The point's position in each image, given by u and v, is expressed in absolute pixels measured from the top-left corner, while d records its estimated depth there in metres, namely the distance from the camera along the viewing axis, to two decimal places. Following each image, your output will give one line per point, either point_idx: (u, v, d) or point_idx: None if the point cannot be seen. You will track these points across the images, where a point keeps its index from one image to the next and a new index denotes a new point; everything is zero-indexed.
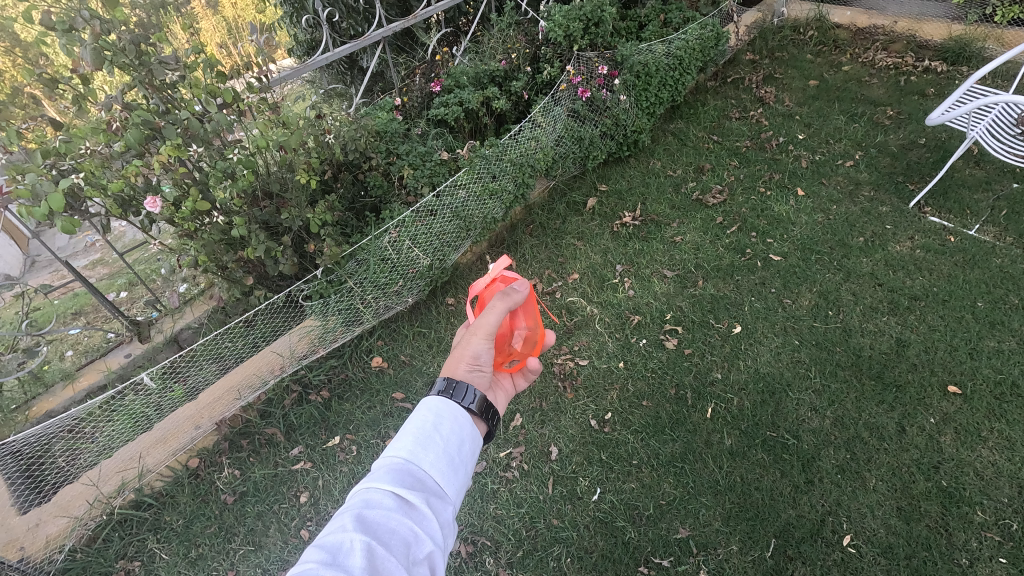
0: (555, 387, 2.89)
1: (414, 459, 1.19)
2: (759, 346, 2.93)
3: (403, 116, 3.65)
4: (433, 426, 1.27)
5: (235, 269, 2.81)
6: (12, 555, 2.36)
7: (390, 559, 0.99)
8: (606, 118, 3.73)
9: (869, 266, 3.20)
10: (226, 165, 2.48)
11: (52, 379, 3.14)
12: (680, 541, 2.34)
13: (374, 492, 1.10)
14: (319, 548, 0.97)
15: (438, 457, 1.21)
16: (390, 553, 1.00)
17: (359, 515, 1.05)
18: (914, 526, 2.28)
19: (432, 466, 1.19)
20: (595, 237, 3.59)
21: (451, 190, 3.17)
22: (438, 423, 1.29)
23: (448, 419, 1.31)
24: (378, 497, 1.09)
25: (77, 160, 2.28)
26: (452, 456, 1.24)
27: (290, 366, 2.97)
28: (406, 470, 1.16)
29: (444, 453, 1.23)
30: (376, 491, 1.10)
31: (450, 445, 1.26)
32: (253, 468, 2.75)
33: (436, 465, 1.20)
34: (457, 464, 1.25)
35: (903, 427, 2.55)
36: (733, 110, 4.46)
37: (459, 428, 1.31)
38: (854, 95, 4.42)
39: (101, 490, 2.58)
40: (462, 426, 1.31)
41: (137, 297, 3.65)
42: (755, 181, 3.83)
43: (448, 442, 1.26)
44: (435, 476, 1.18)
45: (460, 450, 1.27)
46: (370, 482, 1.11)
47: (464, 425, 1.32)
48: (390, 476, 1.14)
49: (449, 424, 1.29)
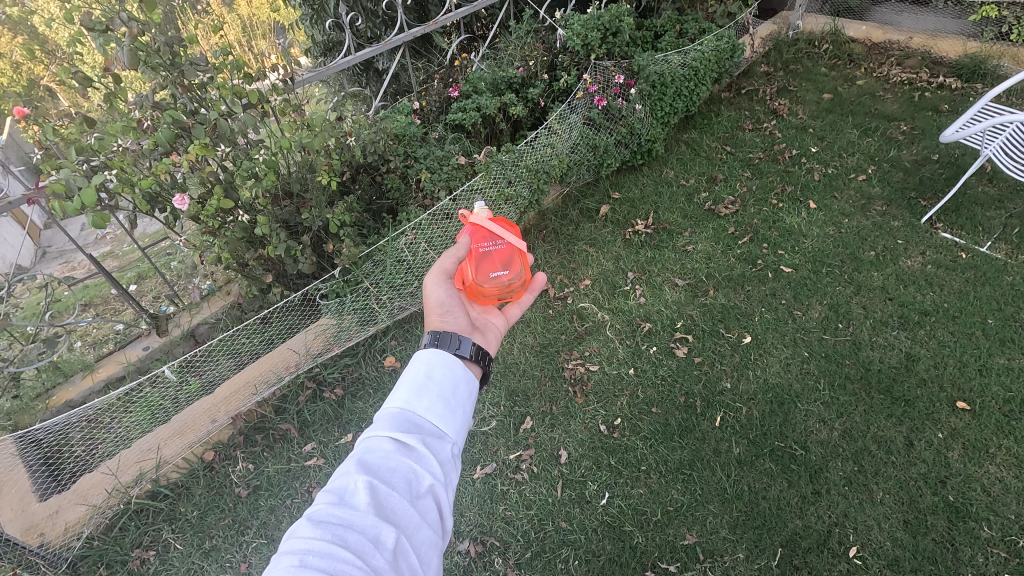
0: (566, 392, 2.92)
1: (409, 406, 1.23)
2: (768, 357, 2.95)
3: (421, 120, 3.71)
4: (425, 374, 1.31)
5: (255, 266, 2.88)
6: (33, 541, 2.40)
7: (392, 494, 1.05)
8: (621, 127, 3.78)
9: (880, 280, 3.22)
10: (250, 165, 2.53)
11: (71, 369, 3.20)
12: (686, 547, 2.36)
13: (374, 439, 1.15)
14: (327, 492, 1.04)
15: (433, 401, 1.25)
16: (393, 489, 1.06)
17: (362, 460, 1.10)
18: (921, 540, 2.30)
19: (428, 411, 1.23)
20: (608, 244, 3.63)
21: (468, 195, 3.21)
22: (429, 371, 1.32)
23: (440, 366, 1.34)
24: (378, 442, 1.14)
25: (109, 157, 2.34)
26: (447, 398, 1.28)
27: (305, 364, 3.04)
28: (403, 416, 1.21)
29: (439, 397, 1.27)
30: (376, 438, 1.15)
31: (444, 388, 1.29)
32: (267, 462, 2.80)
33: (432, 410, 1.24)
34: (454, 405, 1.28)
35: (911, 441, 2.57)
36: (747, 121, 4.49)
37: (452, 372, 1.35)
38: (868, 110, 4.45)
39: (119, 478, 2.63)
40: (454, 372, 1.34)
41: (155, 291, 3.72)
42: (767, 193, 3.86)
43: (441, 387, 1.29)
44: (431, 418, 1.22)
45: (455, 392, 1.31)
46: (369, 431, 1.17)
47: (455, 370, 1.35)
48: (389, 423, 1.19)
49: (441, 371, 1.33)
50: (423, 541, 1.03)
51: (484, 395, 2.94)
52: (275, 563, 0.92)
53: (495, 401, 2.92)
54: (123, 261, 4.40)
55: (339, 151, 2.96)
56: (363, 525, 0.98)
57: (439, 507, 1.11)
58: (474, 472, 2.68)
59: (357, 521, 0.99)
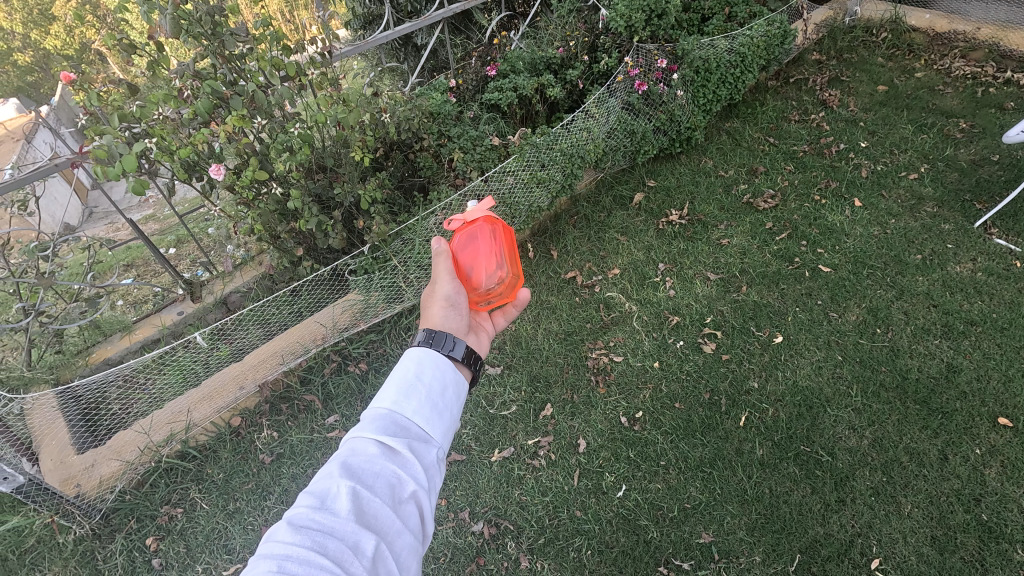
0: (588, 381, 2.90)
1: (397, 407, 1.21)
2: (800, 359, 2.86)
3: (457, 98, 3.66)
4: (414, 374, 1.29)
5: (287, 239, 2.91)
6: (70, 492, 2.50)
7: (375, 500, 1.04)
8: (661, 113, 3.67)
9: (925, 285, 3.08)
10: (285, 138, 2.53)
11: (110, 329, 3.32)
12: (702, 546, 2.34)
13: (359, 440, 1.14)
14: (309, 494, 1.02)
15: (421, 403, 1.24)
16: (376, 494, 1.05)
17: (345, 463, 1.09)
18: (948, 557, 2.22)
19: (415, 413, 1.22)
20: (640, 233, 3.56)
21: (500, 176, 3.17)
22: (420, 370, 1.31)
23: (430, 367, 1.33)
24: (363, 445, 1.12)
25: (150, 125, 2.37)
26: (435, 401, 1.27)
27: (331, 338, 3.10)
28: (389, 417, 1.19)
29: (428, 399, 1.26)
30: (361, 439, 1.14)
31: (432, 391, 1.28)
32: (290, 431, 2.86)
33: (419, 412, 1.22)
34: (441, 408, 1.27)
35: (945, 455, 2.47)
36: (793, 112, 4.31)
37: (441, 374, 1.33)
38: (925, 105, 4.21)
39: (151, 438, 2.73)
40: (443, 373, 1.34)
41: (192, 257, 3.80)
42: (810, 188, 3.71)
43: (430, 389, 1.28)
44: (419, 421, 1.21)
45: (443, 395, 1.29)
46: (354, 432, 1.15)
47: (444, 371, 1.34)
48: (375, 424, 1.17)
49: (431, 371, 1.32)
50: (403, 548, 1.02)
51: (506, 379, 2.94)
52: (252, 567, 0.89)
53: (516, 385, 2.92)
54: (163, 225, 4.55)
55: (373, 127, 2.95)
56: (344, 531, 0.97)
57: (420, 513, 1.10)
58: (492, 454, 2.70)
59: (338, 527, 0.97)
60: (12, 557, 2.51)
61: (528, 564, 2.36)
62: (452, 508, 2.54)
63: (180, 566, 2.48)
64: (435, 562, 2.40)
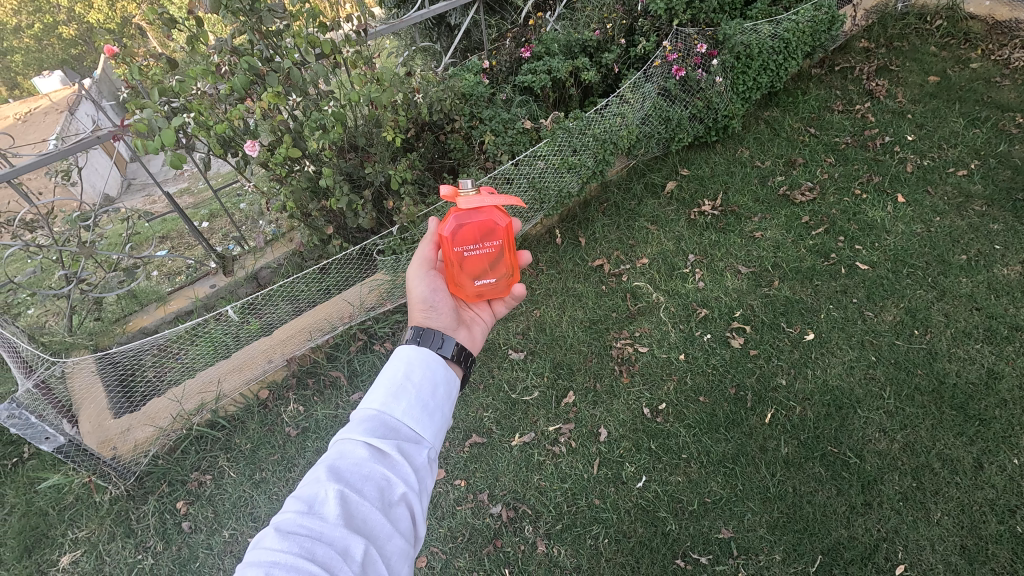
0: (611, 370, 2.88)
1: (387, 408, 1.26)
2: (831, 358, 2.79)
3: (490, 80, 3.62)
4: (404, 374, 1.34)
5: (318, 217, 2.94)
6: (107, 453, 2.61)
7: (363, 504, 1.07)
8: (698, 100, 3.58)
9: (969, 287, 2.96)
10: (319, 116, 2.52)
11: (146, 299, 3.41)
12: (720, 541, 2.32)
13: (348, 443, 1.17)
14: (297, 499, 1.04)
15: (410, 405, 1.29)
16: (365, 498, 1.08)
17: (333, 466, 1.12)
18: (977, 568, 2.16)
19: (405, 414, 1.26)
20: (670, 223, 3.49)
21: (531, 160, 3.13)
22: (409, 370, 1.36)
23: (419, 367, 1.38)
24: (352, 447, 1.16)
25: (188, 100, 2.39)
26: (426, 401, 1.32)
27: (358, 316, 3.13)
28: (379, 419, 1.23)
29: (418, 399, 1.31)
30: (350, 442, 1.17)
31: (422, 390, 1.33)
32: (316, 406, 2.92)
33: (409, 413, 1.27)
34: (431, 408, 1.32)
35: (980, 463, 2.39)
36: (837, 102, 4.15)
37: (431, 373, 1.38)
38: (980, 97, 4.00)
39: (183, 406, 2.83)
40: (433, 372, 1.39)
41: (224, 232, 3.88)
42: (850, 182, 3.59)
43: (420, 388, 1.33)
44: (408, 422, 1.26)
45: (433, 395, 1.34)
46: (344, 435, 1.18)
47: (435, 370, 1.39)
48: (364, 427, 1.21)
49: (420, 371, 1.37)
50: (393, 551, 1.05)
51: (528, 364, 2.95)
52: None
53: (540, 371, 2.92)
54: (197, 200, 4.65)
55: (406, 108, 2.94)
56: (333, 536, 0.99)
57: (411, 515, 1.13)
58: (512, 439, 2.71)
59: (326, 532, 0.99)
60: (52, 512, 2.64)
61: (545, 549, 2.37)
62: (471, 490, 2.57)
63: (208, 531, 2.57)
64: (453, 542, 2.43)
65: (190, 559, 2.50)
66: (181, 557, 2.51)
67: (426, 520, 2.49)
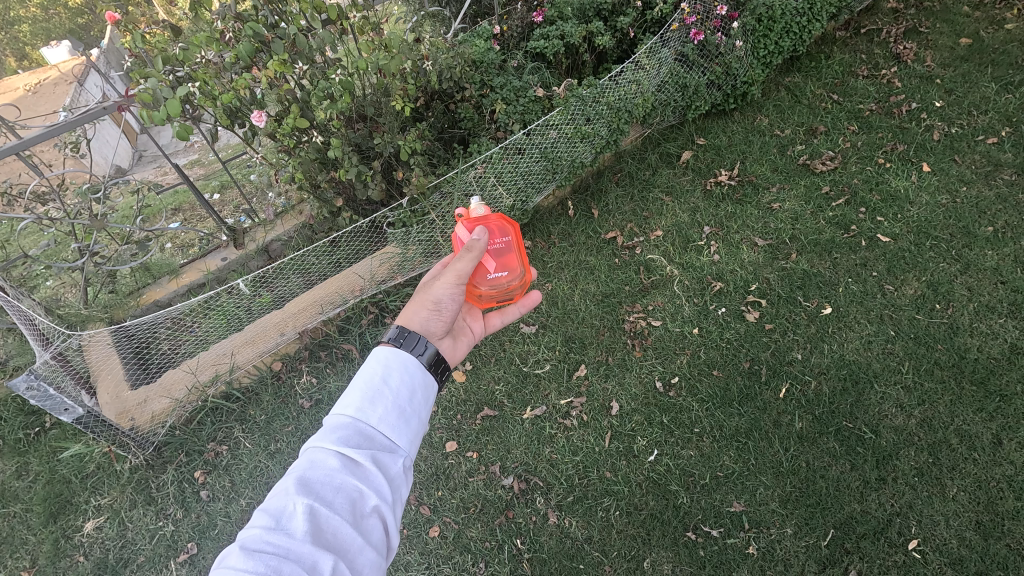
0: (624, 344, 2.85)
1: (361, 415, 1.29)
2: (848, 332, 2.74)
3: (501, 47, 3.52)
4: (381, 380, 1.37)
5: (327, 189, 2.89)
6: (125, 424, 2.66)
7: (333, 517, 1.11)
8: (717, 66, 3.45)
9: (994, 260, 2.87)
10: (327, 85, 2.44)
11: (159, 272, 3.42)
12: (732, 514, 2.33)
13: (319, 453, 1.20)
14: (265, 513, 1.08)
15: (386, 411, 1.31)
16: (335, 511, 1.12)
17: (303, 478, 1.15)
18: (992, 544, 2.16)
19: (380, 421, 1.29)
20: (685, 194, 3.41)
21: (542, 130, 3.05)
22: (386, 375, 1.38)
23: (397, 371, 1.40)
24: (323, 458, 1.19)
25: (192, 69, 2.32)
26: (401, 408, 1.34)
27: (369, 289, 3.09)
28: (352, 427, 1.26)
29: (394, 406, 1.33)
30: (321, 452, 1.20)
31: (399, 397, 1.35)
32: (329, 378, 2.94)
33: (383, 420, 1.30)
34: (407, 414, 1.35)
35: (999, 439, 2.36)
36: (861, 66, 3.97)
37: (408, 378, 1.40)
38: (1013, 60, 3.81)
39: (198, 378, 2.84)
40: (410, 375, 1.41)
41: (233, 203, 3.85)
42: (874, 151, 3.46)
43: (396, 394, 1.35)
44: (383, 430, 1.29)
45: (409, 402, 1.37)
46: (315, 444, 1.22)
47: (412, 374, 1.41)
48: (336, 436, 1.24)
49: (397, 376, 1.39)
50: (363, 564, 1.09)
51: (540, 338, 2.92)
52: None
53: (551, 345, 2.90)
54: (207, 172, 4.63)
55: (414, 76, 2.85)
56: (300, 552, 1.03)
57: (384, 525, 1.18)
58: (524, 412, 2.71)
59: (294, 548, 1.03)
60: (75, 480, 2.71)
61: (556, 520, 2.40)
62: (483, 462, 2.59)
63: (226, 499, 2.63)
64: (465, 512, 2.47)
65: (209, 526, 2.57)
66: (201, 524, 2.58)
67: (439, 491, 2.53)
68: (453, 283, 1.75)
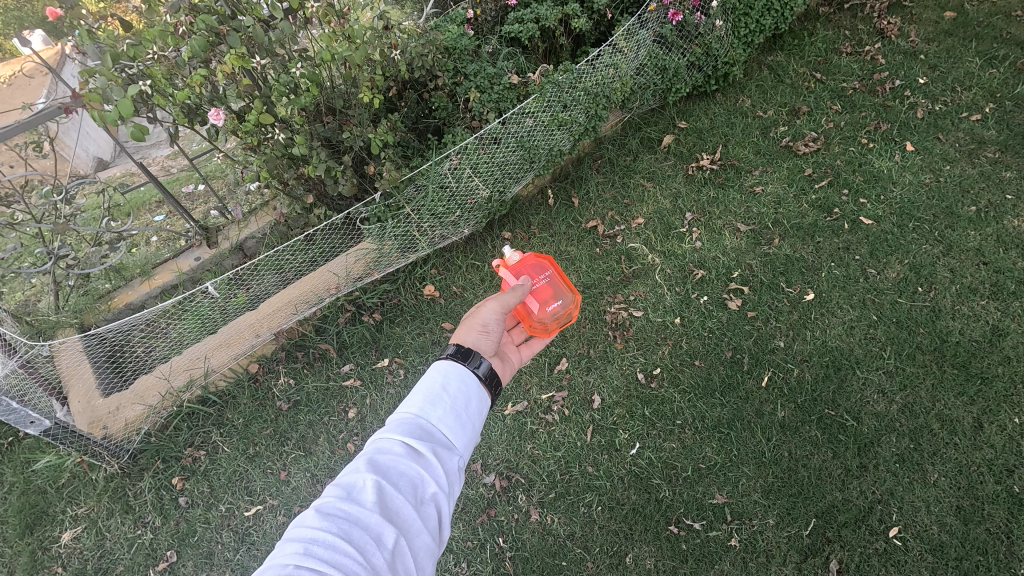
0: (605, 335, 2.81)
1: (423, 413, 1.29)
2: (831, 318, 2.71)
3: (474, 31, 3.38)
4: (441, 385, 1.38)
5: (296, 186, 2.82)
6: (98, 433, 2.61)
7: (398, 496, 1.11)
8: (697, 47, 3.36)
9: (976, 240, 2.84)
10: (289, 79, 2.35)
11: (131, 274, 3.34)
12: (714, 507, 2.32)
13: (386, 440, 1.21)
14: (336, 485, 1.10)
15: (446, 412, 1.32)
16: (399, 492, 1.12)
17: (371, 458, 1.16)
18: (971, 529, 2.16)
19: (440, 420, 1.29)
20: (667, 179, 3.34)
21: (518, 118, 2.96)
22: (446, 381, 1.39)
23: (456, 379, 1.41)
24: (389, 444, 1.20)
25: (146, 66, 2.22)
26: (460, 411, 1.34)
27: (345, 287, 3.02)
28: (415, 421, 1.27)
29: (453, 408, 1.33)
30: (388, 439, 1.22)
31: (457, 401, 1.35)
32: (307, 379, 2.88)
33: (444, 420, 1.30)
34: (465, 418, 1.34)
35: (980, 423, 2.35)
36: (845, 42, 3.86)
37: (466, 387, 1.41)
38: (998, 33, 3.72)
39: (172, 383, 2.79)
40: (468, 385, 1.41)
41: (206, 200, 3.75)
42: (857, 130, 3.41)
43: (456, 399, 1.36)
44: (443, 428, 1.28)
45: (467, 407, 1.36)
46: (382, 432, 1.23)
47: (470, 384, 1.42)
48: (401, 427, 1.25)
49: (456, 383, 1.40)
50: (420, 547, 1.08)
51: None
52: (281, 548, 0.98)
53: None
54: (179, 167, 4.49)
55: (383, 65, 2.75)
56: (368, 522, 1.04)
57: (439, 516, 1.16)
58: (505, 408, 2.68)
59: (362, 518, 1.04)
60: (51, 491, 2.67)
61: (539, 517, 2.39)
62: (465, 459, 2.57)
63: (205, 505, 2.60)
64: None
65: (189, 533, 2.55)
66: (180, 531, 2.55)
67: None
68: (500, 310, 1.79)
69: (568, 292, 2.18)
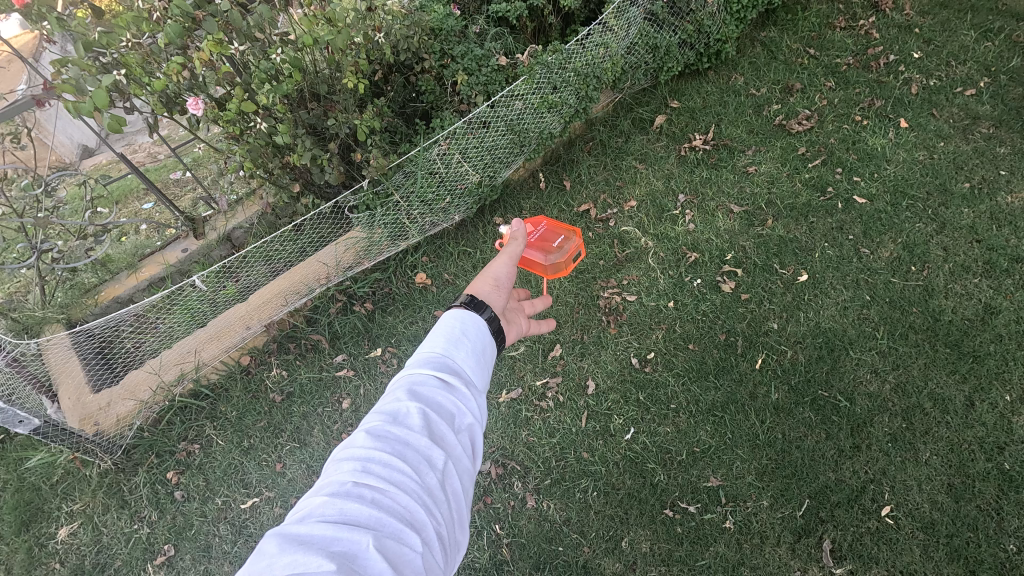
0: (599, 320, 2.80)
1: (446, 350, 1.10)
2: (824, 299, 2.70)
3: (460, 11, 3.27)
4: (458, 323, 1.18)
5: (282, 175, 2.76)
6: (89, 429, 2.57)
7: (437, 431, 0.94)
8: (688, 24, 3.29)
9: (970, 218, 2.83)
10: (269, 65, 2.28)
11: (117, 268, 3.29)
12: (709, 489, 2.34)
13: (412, 374, 1.03)
14: (368, 422, 0.92)
15: (467, 349, 1.13)
16: (438, 424, 0.95)
17: (401, 394, 0.98)
18: (963, 506, 2.19)
19: (464, 357, 1.11)
20: (659, 160, 3.30)
21: (508, 100, 2.90)
22: (462, 321, 1.19)
23: (473, 321, 1.21)
24: (417, 379, 1.02)
25: (120, 55, 2.15)
26: (480, 350, 1.16)
27: (335, 276, 2.98)
28: (440, 357, 1.08)
29: (474, 346, 1.15)
30: (415, 374, 1.03)
31: (477, 339, 1.17)
32: (300, 370, 2.86)
33: (467, 357, 1.12)
34: (487, 356, 1.16)
35: (971, 401, 2.37)
36: (839, 17, 3.79)
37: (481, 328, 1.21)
38: (994, 4, 3.65)
39: (162, 377, 2.75)
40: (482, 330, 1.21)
41: (191, 190, 3.67)
42: (851, 108, 3.36)
43: (475, 337, 1.17)
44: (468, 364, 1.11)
45: (486, 347, 1.18)
46: (407, 367, 1.04)
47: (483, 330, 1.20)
48: (426, 363, 1.06)
49: (473, 323, 1.20)
50: (464, 481, 0.93)
51: None
52: (317, 487, 0.81)
53: None
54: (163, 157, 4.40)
55: (367, 49, 2.68)
56: (412, 456, 0.87)
57: (475, 451, 1.00)
58: (500, 395, 2.67)
59: (406, 451, 0.88)
60: (45, 488, 2.65)
61: (535, 504, 2.41)
62: None
63: (201, 499, 2.60)
64: None
65: (186, 527, 2.55)
66: (177, 525, 2.55)
67: None
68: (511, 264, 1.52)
69: (567, 230, 2.15)
